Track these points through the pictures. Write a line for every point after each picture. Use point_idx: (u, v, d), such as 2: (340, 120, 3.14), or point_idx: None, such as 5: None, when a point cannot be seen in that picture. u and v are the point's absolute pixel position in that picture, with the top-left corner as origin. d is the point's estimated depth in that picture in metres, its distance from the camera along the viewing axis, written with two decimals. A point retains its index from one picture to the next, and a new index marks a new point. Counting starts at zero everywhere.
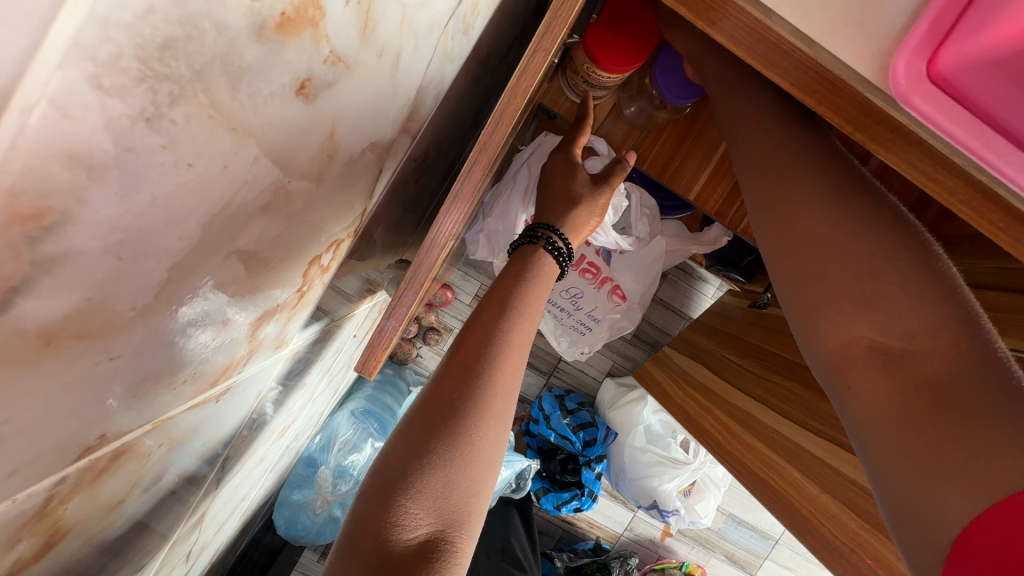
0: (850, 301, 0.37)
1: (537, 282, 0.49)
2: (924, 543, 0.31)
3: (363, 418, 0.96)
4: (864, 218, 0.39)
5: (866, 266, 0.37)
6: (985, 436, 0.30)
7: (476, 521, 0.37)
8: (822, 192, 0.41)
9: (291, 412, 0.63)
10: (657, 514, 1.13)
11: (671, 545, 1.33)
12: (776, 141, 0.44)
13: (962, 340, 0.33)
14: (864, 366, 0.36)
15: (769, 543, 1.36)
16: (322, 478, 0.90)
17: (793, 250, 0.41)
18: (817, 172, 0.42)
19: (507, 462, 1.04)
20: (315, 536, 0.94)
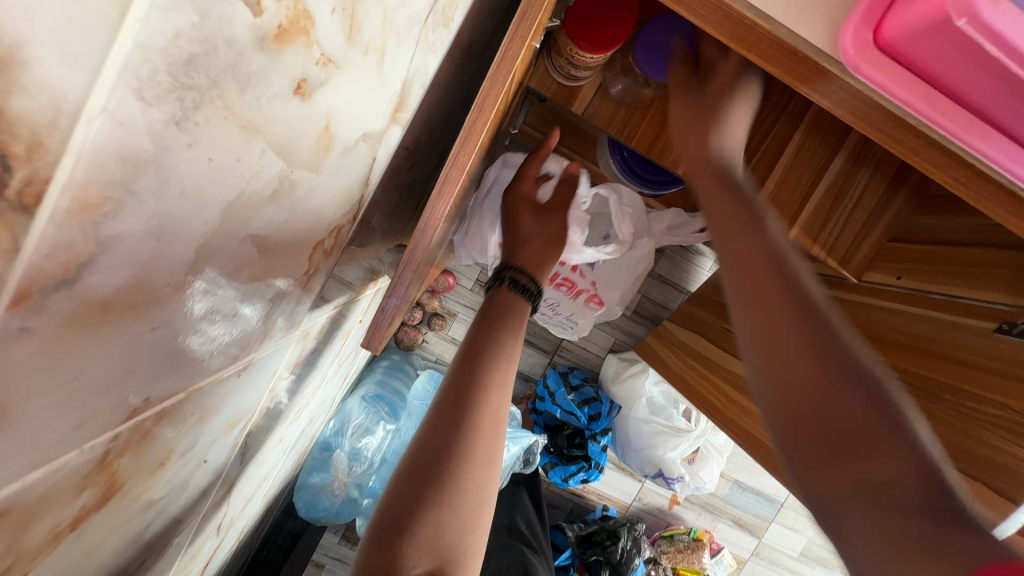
0: (811, 383, 0.37)
1: (513, 331, 0.54)
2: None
3: (374, 402, 1.00)
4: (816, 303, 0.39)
5: (821, 348, 0.37)
6: (952, 515, 0.30)
7: (469, 558, 0.42)
8: (775, 260, 0.42)
9: (306, 395, 0.66)
10: (663, 482, 1.17)
11: (679, 512, 1.37)
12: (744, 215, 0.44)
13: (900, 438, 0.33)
14: (817, 454, 0.36)
15: (774, 506, 1.40)
16: (338, 461, 0.93)
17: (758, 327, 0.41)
18: (770, 252, 0.42)
19: (514, 439, 1.08)
20: (335, 516, 0.98)
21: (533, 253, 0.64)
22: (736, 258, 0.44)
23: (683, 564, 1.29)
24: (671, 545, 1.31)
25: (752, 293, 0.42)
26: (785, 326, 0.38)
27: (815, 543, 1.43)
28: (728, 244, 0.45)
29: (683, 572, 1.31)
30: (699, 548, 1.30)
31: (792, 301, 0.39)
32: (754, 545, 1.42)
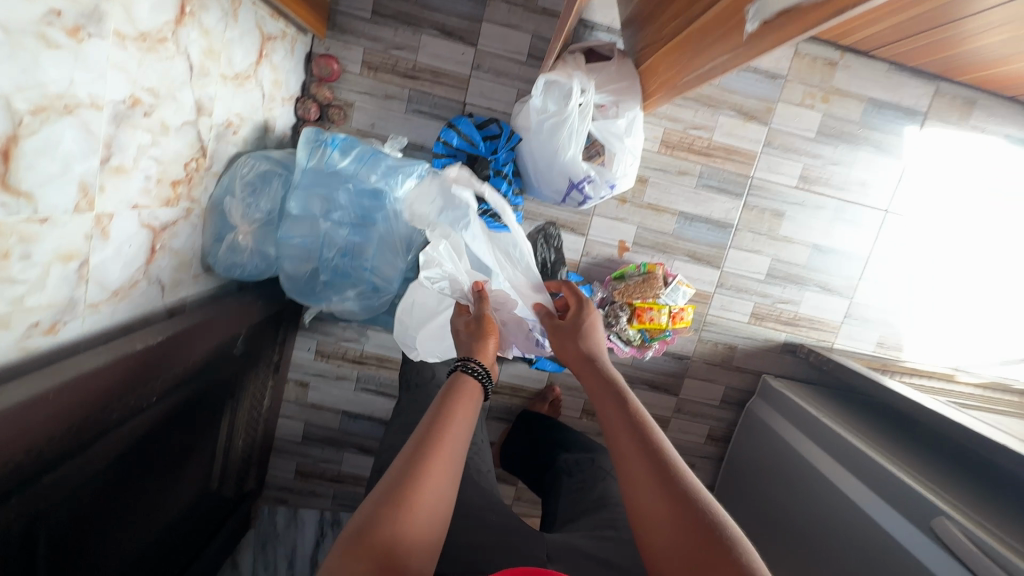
0: (629, 440, 0.63)
1: (462, 397, 0.71)
2: (655, 537, 0.56)
3: (263, 160, 1.03)
4: (622, 409, 0.67)
5: (631, 432, 0.64)
6: (674, 493, 0.57)
7: (408, 550, 0.55)
8: (633, 421, 0.65)
9: (118, 63, 0.67)
10: (577, 194, 1.12)
11: (631, 259, 1.38)
12: (612, 407, 0.68)
13: (657, 470, 0.60)
14: (624, 483, 0.62)
15: (728, 232, 1.37)
16: (232, 208, 0.97)
17: (607, 422, 0.67)
18: (616, 401, 0.69)
19: (409, 172, 1.07)
20: (251, 271, 1.03)
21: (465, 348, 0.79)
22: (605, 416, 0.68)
23: (638, 298, 1.29)
24: (624, 283, 1.31)
25: (614, 438, 0.65)
26: (620, 423, 0.66)
27: (780, 261, 1.39)
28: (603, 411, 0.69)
29: (641, 306, 1.30)
30: (652, 281, 1.30)
31: (644, 447, 0.62)
32: (717, 277, 1.39)
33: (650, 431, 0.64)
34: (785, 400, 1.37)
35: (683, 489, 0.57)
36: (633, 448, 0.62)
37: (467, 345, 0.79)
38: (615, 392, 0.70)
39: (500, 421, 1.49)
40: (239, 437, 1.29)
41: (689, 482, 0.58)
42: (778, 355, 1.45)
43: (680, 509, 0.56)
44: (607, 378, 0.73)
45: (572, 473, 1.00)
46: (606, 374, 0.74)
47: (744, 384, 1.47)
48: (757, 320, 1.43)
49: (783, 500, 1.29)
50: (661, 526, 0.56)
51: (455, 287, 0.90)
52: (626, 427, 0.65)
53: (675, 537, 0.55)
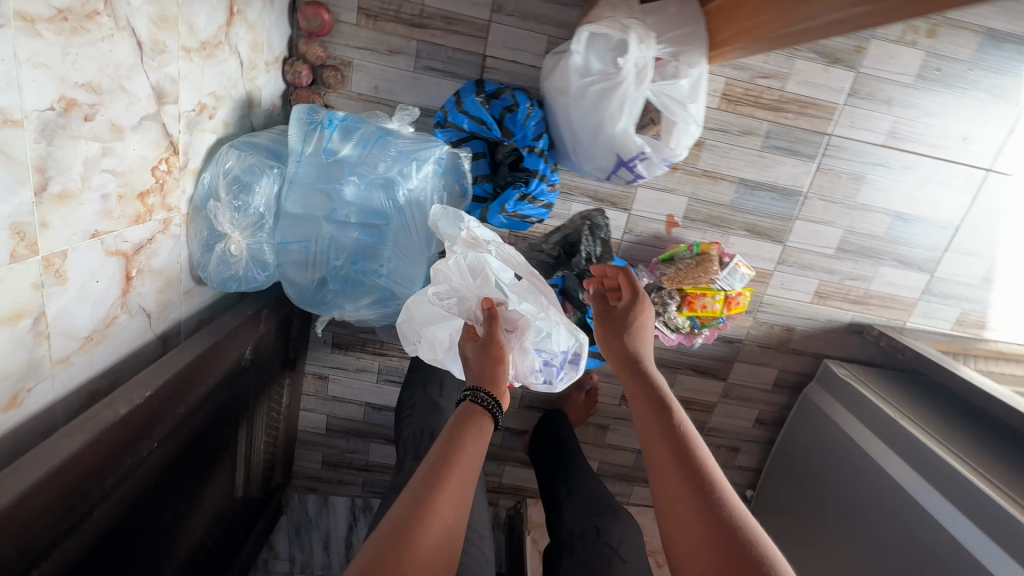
0: (667, 451, 0.64)
1: (475, 419, 0.65)
2: (686, 554, 0.57)
3: (250, 149, 0.85)
4: (657, 415, 0.68)
5: (670, 443, 0.64)
6: (707, 509, 0.58)
7: None
8: (671, 431, 0.66)
9: (34, 62, 0.50)
10: (626, 171, 0.92)
11: (680, 236, 1.20)
12: (652, 413, 0.69)
13: (694, 486, 0.60)
14: (659, 494, 0.62)
15: (796, 201, 1.17)
16: (217, 213, 0.80)
17: (647, 430, 0.68)
18: (655, 408, 0.69)
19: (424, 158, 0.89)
20: (248, 283, 0.89)
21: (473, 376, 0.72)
22: (649, 437, 0.67)
23: (690, 284, 1.14)
24: (672, 267, 1.15)
25: (651, 447, 0.66)
26: (655, 430, 0.67)
27: (853, 232, 1.20)
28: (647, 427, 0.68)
29: (691, 292, 1.15)
30: (706, 263, 1.13)
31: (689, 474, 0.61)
32: (779, 252, 1.22)
33: (688, 441, 0.64)
34: (850, 389, 1.24)
35: (720, 510, 0.57)
36: (677, 477, 0.61)
37: (476, 373, 0.72)
38: (662, 410, 0.69)
39: (532, 409, 1.39)
40: (259, 440, 1.22)
41: (726, 500, 0.59)
42: (841, 336, 1.30)
43: (712, 530, 0.56)
44: (655, 390, 0.72)
45: (576, 549, 0.91)
46: (646, 376, 0.75)
47: (800, 367, 1.34)
48: (821, 299, 1.27)
49: (840, 495, 1.20)
50: (694, 543, 0.56)
51: (464, 305, 0.81)
52: (661, 436, 0.66)
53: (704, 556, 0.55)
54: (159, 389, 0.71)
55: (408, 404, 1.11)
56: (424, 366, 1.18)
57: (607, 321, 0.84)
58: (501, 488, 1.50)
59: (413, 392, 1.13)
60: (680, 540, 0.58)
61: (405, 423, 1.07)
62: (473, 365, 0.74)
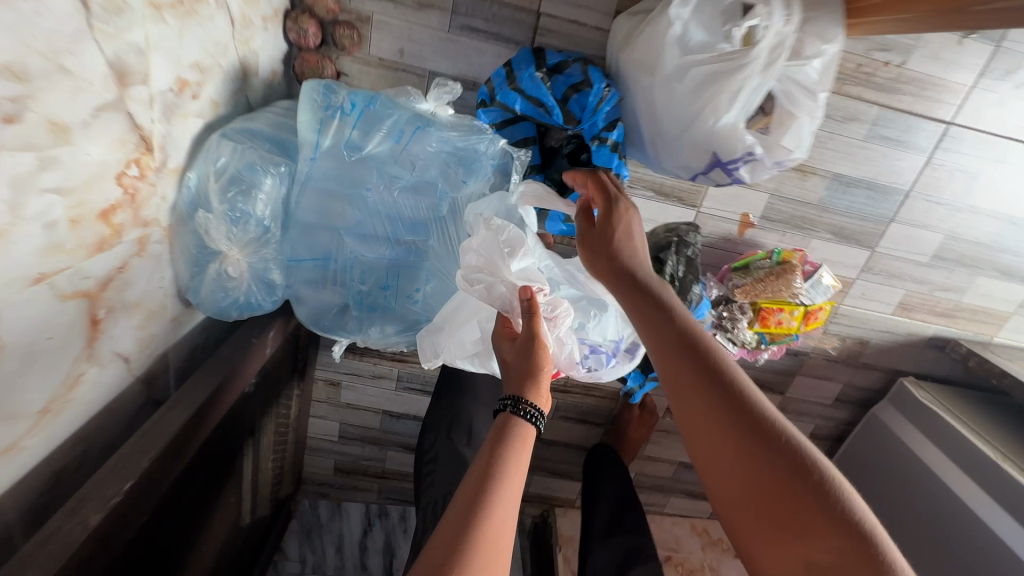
0: (685, 367, 0.57)
1: (516, 439, 0.54)
2: (723, 471, 0.54)
3: (248, 137, 0.66)
4: (665, 328, 0.61)
5: (688, 361, 0.57)
6: (742, 422, 0.53)
7: None
8: (687, 346, 0.59)
9: None
10: (721, 174, 0.73)
11: (755, 238, 1.03)
12: (658, 327, 0.61)
13: (723, 402, 0.55)
14: (683, 411, 0.57)
15: (895, 201, 1.00)
16: (207, 225, 0.62)
17: (656, 346, 0.60)
18: (661, 319, 0.61)
19: (470, 157, 0.70)
20: (249, 308, 0.71)
21: (510, 382, 0.58)
22: (666, 367, 0.59)
23: (766, 297, 0.97)
24: (746, 277, 0.98)
25: (668, 367, 0.59)
26: (666, 345, 0.60)
27: (954, 238, 1.03)
28: (665, 372, 0.59)
29: (766, 306, 0.98)
30: (787, 274, 0.96)
31: (722, 401, 0.55)
32: (865, 258, 1.05)
33: (706, 350, 0.58)
34: (928, 412, 1.11)
35: (756, 421, 0.53)
36: (705, 407, 0.55)
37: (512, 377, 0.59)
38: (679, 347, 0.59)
39: (567, 420, 1.26)
40: (267, 458, 1.09)
41: (760, 410, 0.54)
42: (919, 351, 1.16)
43: (750, 445, 0.52)
44: (669, 320, 0.61)
45: None
46: (643, 280, 0.65)
47: (868, 382, 1.21)
48: (905, 311, 1.11)
49: (908, 527, 1.10)
50: (732, 460, 0.53)
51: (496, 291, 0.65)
52: (674, 350, 0.59)
53: (744, 473, 0.52)
54: (146, 465, 0.55)
55: (430, 456, 0.80)
56: (455, 396, 0.87)
57: (588, 235, 0.70)
58: (528, 497, 1.40)
59: (436, 439, 0.82)
60: (721, 484, 0.55)
61: (425, 485, 0.77)
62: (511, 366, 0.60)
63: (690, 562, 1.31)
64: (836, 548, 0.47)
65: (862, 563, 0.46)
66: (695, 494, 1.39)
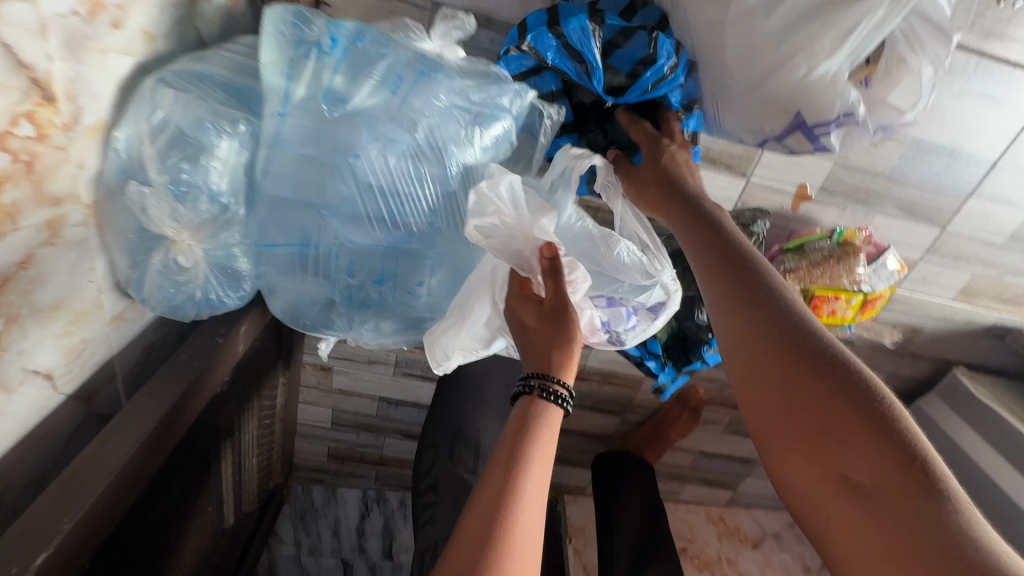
0: (731, 279, 0.49)
1: (540, 430, 0.46)
2: (758, 392, 0.45)
3: (194, 83, 0.49)
4: (712, 242, 0.53)
5: (736, 273, 0.49)
6: (789, 335, 0.44)
7: None
8: (735, 259, 0.50)
9: None
10: (801, 141, 0.58)
11: (809, 213, 0.89)
12: (705, 242, 0.53)
13: (769, 314, 0.46)
14: (720, 323, 0.49)
15: (979, 172, 0.85)
16: (143, 203, 0.47)
17: (701, 260, 0.52)
18: (709, 233, 0.53)
19: (493, 112, 0.53)
20: (210, 305, 0.56)
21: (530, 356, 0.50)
22: (709, 280, 0.51)
23: (821, 284, 0.84)
24: (801, 260, 0.85)
25: (711, 279, 0.50)
26: (712, 258, 0.51)
27: None
28: (706, 286, 0.51)
29: (820, 294, 0.85)
30: (849, 256, 0.83)
31: (768, 313, 0.46)
32: (932, 238, 0.92)
33: (757, 265, 0.50)
34: (981, 409, 1.01)
35: (805, 337, 0.44)
36: (747, 320, 0.46)
37: (533, 352, 0.51)
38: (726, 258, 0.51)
39: (581, 408, 1.16)
40: (251, 453, 0.98)
41: (810, 325, 0.45)
42: (975, 340, 1.04)
43: (794, 360, 0.43)
44: (719, 236, 0.53)
45: None
46: (691, 199, 0.57)
47: (914, 372, 1.10)
48: (966, 298, 0.99)
49: None
50: (771, 379, 0.44)
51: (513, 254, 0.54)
52: (722, 263, 0.51)
53: (783, 393, 0.43)
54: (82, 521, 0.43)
55: (427, 482, 0.70)
56: (454, 407, 0.76)
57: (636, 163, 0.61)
58: None
59: (434, 461, 0.71)
60: (754, 400, 0.45)
61: (423, 524, 0.66)
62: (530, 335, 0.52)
63: (707, 553, 1.24)
64: (883, 466, 0.38)
65: (909, 486, 0.37)
66: (713, 482, 1.31)
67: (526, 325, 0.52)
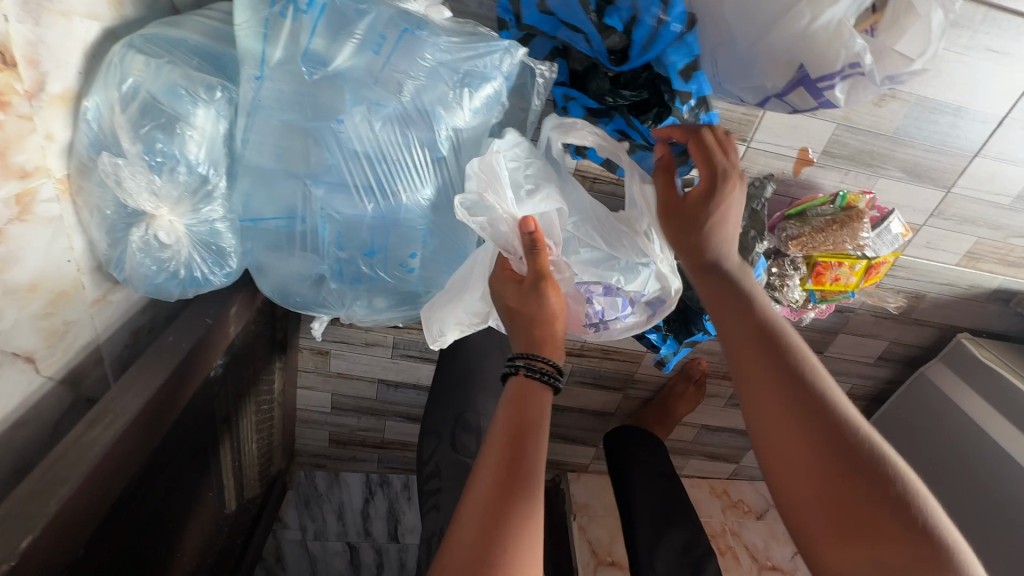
0: (761, 354, 0.49)
1: (531, 400, 0.48)
2: (788, 471, 0.45)
3: (165, 48, 0.46)
4: (743, 312, 0.52)
5: (767, 348, 0.49)
6: (819, 418, 0.45)
7: None
8: (766, 331, 0.50)
9: None
10: (804, 96, 0.56)
11: (811, 178, 0.87)
12: (734, 310, 0.53)
13: (801, 396, 0.46)
14: (749, 400, 0.49)
15: (986, 131, 0.83)
16: (118, 177, 0.45)
17: (730, 329, 0.52)
18: (740, 304, 0.53)
19: (483, 73, 0.50)
20: (195, 284, 0.54)
21: (516, 334, 0.51)
22: (738, 351, 0.51)
23: (824, 250, 0.82)
24: (803, 225, 0.83)
25: (742, 353, 0.50)
26: (743, 330, 0.51)
27: None
28: (735, 355, 0.51)
29: (823, 260, 0.83)
30: (852, 221, 0.80)
31: (800, 393, 0.46)
32: (937, 201, 0.90)
33: (787, 340, 0.50)
34: (985, 373, 1.00)
35: (835, 420, 0.45)
36: (778, 398, 0.47)
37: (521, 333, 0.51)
38: (757, 328, 0.50)
39: (583, 385, 1.15)
40: (251, 439, 0.98)
41: (839, 408, 0.46)
42: (979, 304, 1.03)
43: (823, 444, 0.44)
44: (749, 304, 0.53)
45: None
46: (720, 261, 0.56)
47: (917, 339, 1.09)
48: (971, 262, 0.97)
49: (952, 493, 1.02)
50: (802, 460, 0.44)
51: (497, 231, 0.52)
52: (753, 336, 0.50)
53: (812, 474, 0.44)
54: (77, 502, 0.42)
55: (430, 469, 0.69)
56: (451, 391, 0.75)
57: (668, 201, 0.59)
58: None
59: (435, 446, 0.70)
60: (783, 477, 0.46)
61: (428, 510, 0.65)
62: (519, 312, 0.52)
63: (711, 525, 1.25)
64: (905, 547, 0.40)
65: (931, 567, 0.39)
66: (716, 455, 1.31)
67: (512, 304, 0.52)
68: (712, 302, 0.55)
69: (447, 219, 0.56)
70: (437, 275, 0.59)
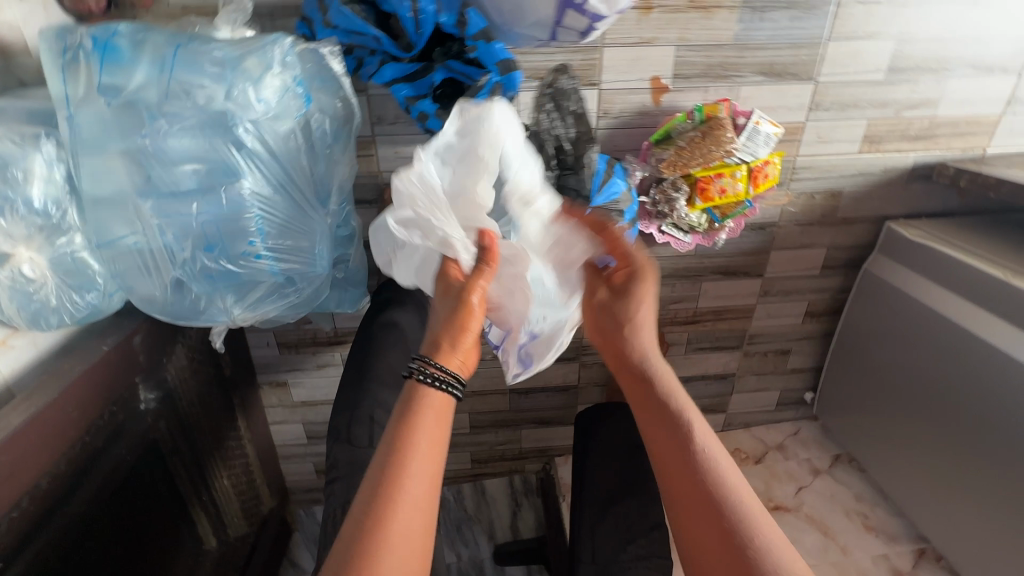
0: (686, 473, 0.55)
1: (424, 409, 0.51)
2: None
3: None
4: (673, 428, 0.59)
5: (689, 468, 0.55)
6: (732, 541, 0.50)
7: None
8: (688, 447, 0.57)
9: None
10: (576, 17, 0.61)
11: (674, 104, 0.89)
12: (665, 426, 0.59)
13: (718, 519, 0.51)
14: (678, 518, 0.55)
15: (825, 14, 0.84)
16: None
17: (661, 445, 0.59)
18: (668, 420, 0.60)
19: (264, 66, 0.57)
20: (77, 313, 0.61)
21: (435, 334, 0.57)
22: (666, 463, 0.58)
23: (699, 166, 0.84)
24: (671, 147, 0.85)
25: (670, 471, 0.57)
26: (671, 447, 0.58)
27: (908, 41, 0.87)
28: (665, 469, 0.58)
29: (701, 176, 0.85)
30: (715, 130, 0.82)
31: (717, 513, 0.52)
32: (809, 93, 0.90)
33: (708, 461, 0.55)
34: (923, 252, 0.97)
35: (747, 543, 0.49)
36: (699, 517, 0.52)
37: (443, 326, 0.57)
38: (684, 450, 0.57)
39: None
40: (223, 477, 1.01)
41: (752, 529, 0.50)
42: (901, 186, 1.01)
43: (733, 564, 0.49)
44: (674, 417, 0.60)
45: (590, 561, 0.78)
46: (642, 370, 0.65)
47: (853, 238, 1.06)
48: (872, 145, 0.96)
49: (925, 383, 0.96)
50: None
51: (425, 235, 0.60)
52: (679, 454, 0.57)
53: None
54: None
55: (328, 462, 0.72)
56: (344, 391, 0.77)
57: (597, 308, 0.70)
58: (524, 453, 1.31)
59: (334, 443, 0.73)
60: None
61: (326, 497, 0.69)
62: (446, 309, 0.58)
63: None
64: None
65: None
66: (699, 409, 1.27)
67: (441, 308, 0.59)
68: (648, 418, 0.62)
69: (286, 203, 0.62)
70: (292, 258, 0.64)
